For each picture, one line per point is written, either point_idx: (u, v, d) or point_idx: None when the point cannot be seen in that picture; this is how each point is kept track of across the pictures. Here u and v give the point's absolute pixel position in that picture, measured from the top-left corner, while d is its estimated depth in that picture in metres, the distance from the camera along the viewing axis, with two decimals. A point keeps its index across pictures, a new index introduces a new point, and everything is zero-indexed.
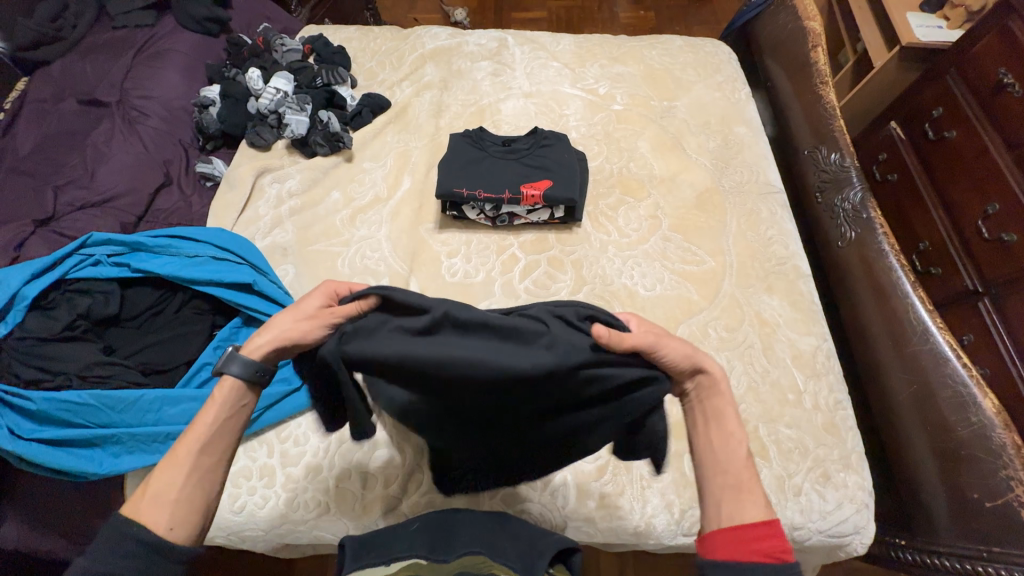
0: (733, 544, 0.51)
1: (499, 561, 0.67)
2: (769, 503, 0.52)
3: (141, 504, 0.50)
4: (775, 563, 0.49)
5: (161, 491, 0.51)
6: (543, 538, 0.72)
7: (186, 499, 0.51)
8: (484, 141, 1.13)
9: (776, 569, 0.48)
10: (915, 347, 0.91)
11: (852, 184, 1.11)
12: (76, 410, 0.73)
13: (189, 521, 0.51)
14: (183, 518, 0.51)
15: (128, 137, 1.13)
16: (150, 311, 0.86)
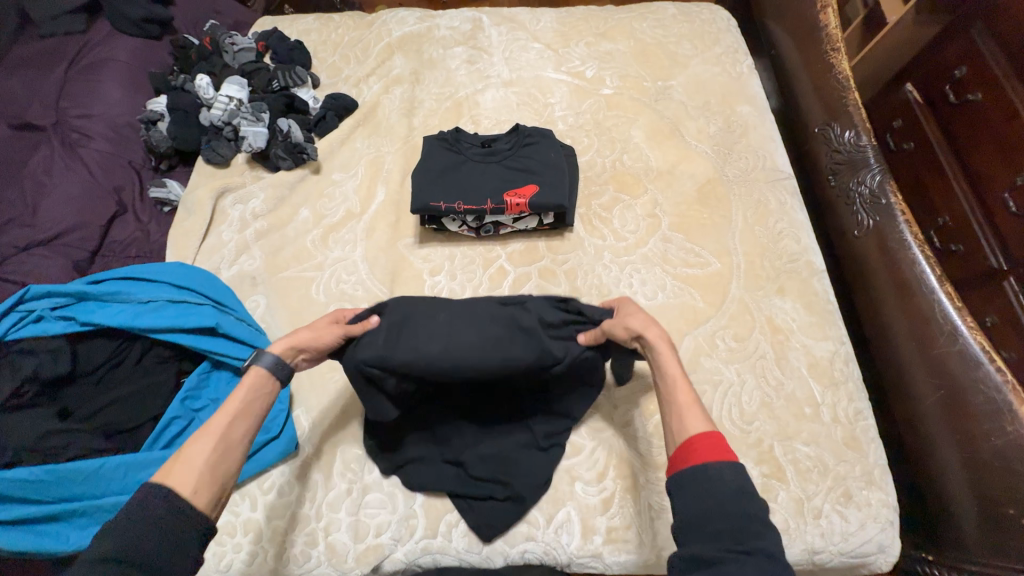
0: (685, 456, 0.57)
1: None
2: (709, 417, 0.60)
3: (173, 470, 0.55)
4: (721, 461, 0.55)
5: (192, 458, 0.56)
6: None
7: (210, 467, 0.56)
8: (461, 143, 1.02)
9: (721, 465, 0.55)
10: (942, 349, 0.83)
11: (870, 165, 1.00)
12: (31, 487, 0.67)
13: (209, 487, 0.55)
14: (205, 484, 0.54)
15: (71, 164, 1.03)
16: (108, 364, 0.78)
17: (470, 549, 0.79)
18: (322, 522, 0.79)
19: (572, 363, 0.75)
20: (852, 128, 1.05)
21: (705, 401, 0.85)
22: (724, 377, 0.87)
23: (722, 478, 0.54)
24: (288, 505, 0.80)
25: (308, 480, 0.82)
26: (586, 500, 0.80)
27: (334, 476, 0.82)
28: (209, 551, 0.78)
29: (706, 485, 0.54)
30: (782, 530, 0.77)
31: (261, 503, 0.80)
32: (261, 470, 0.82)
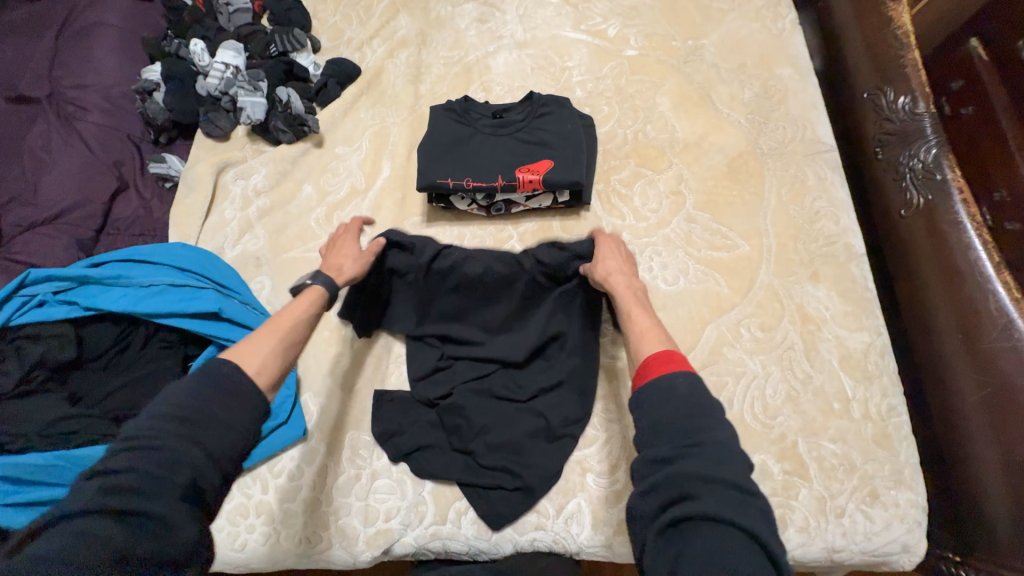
0: (647, 372, 0.59)
1: None
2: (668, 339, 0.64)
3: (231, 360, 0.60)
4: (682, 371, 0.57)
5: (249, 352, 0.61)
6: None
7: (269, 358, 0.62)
8: (471, 113, 0.95)
9: (680, 373, 0.57)
10: (992, 344, 0.77)
11: (925, 137, 0.90)
12: (44, 472, 0.68)
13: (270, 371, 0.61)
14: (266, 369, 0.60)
15: (68, 138, 0.99)
16: (114, 349, 0.78)
17: (479, 536, 0.78)
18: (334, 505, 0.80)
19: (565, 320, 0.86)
20: (909, 92, 0.94)
21: (726, 394, 0.81)
22: (747, 369, 0.82)
23: (675, 386, 0.56)
24: (298, 489, 0.81)
25: (317, 465, 0.82)
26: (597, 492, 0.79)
27: (344, 461, 0.82)
28: (224, 531, 0.79)
29: (656, 393, 0.56)
30: (801, 528, 0.74)
31: (272, 486, 0.81)
32: (271, 454, 0.82)
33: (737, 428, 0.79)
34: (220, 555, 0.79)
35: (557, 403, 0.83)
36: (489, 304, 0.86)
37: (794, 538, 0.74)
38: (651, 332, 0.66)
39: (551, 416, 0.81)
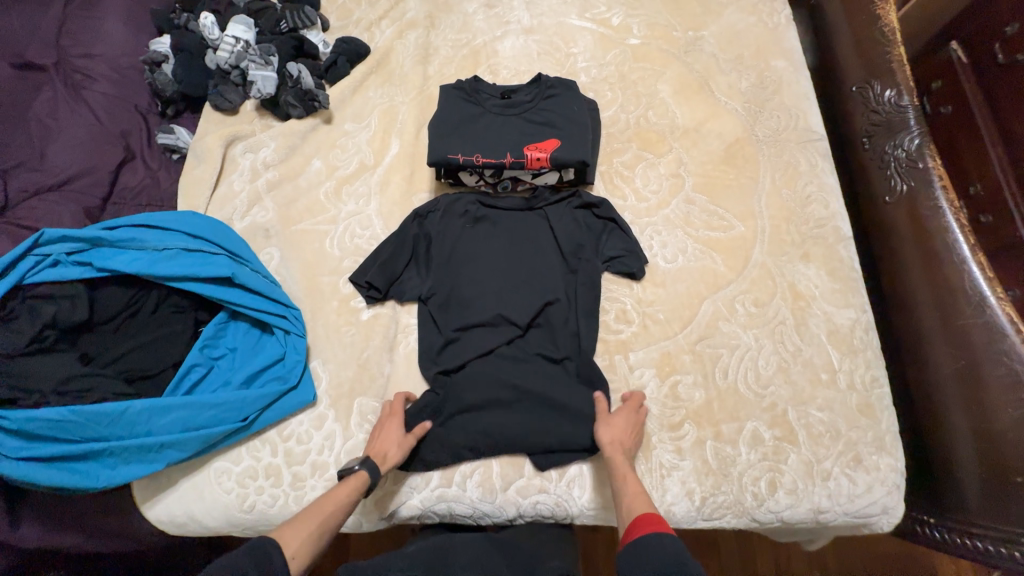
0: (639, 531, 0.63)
1: None
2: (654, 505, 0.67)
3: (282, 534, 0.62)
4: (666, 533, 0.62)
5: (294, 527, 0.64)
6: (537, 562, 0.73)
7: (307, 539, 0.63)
8: (480, 93, 0.97)
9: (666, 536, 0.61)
10: (966, 320, 0.82)
11: (908, 128, 0.96)
12: (60, 427, 0.69)
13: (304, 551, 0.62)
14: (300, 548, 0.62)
15: (75, 106, 0.99)
16: (125, 312, 0.79)
17: (484, 499, 0.81)
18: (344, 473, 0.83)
19: (569, 289, 0.90)
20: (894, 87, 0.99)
21: (721, 364, 0.85)
22: (741, 341, 0.86)
23: (665, 548, 0.59)
24: (307, 453, 0.82)
25: (326, 429, 0.84)
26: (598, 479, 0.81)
27: (353, 426, 0.84)
28: (233, 492, 0.81)
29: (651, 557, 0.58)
30: (790, 490, 0.79)
31: (281, 450, 0.82)
32: (280, 418, 0.83)
33: (731, 397, 0.83)
34: (228, 515, 0.81)
35: (560, 373, 0.85)
36: (497, 273, 0.91)
37: (783, 499, 0.79)
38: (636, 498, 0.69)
39: (555, 385, 0.84)
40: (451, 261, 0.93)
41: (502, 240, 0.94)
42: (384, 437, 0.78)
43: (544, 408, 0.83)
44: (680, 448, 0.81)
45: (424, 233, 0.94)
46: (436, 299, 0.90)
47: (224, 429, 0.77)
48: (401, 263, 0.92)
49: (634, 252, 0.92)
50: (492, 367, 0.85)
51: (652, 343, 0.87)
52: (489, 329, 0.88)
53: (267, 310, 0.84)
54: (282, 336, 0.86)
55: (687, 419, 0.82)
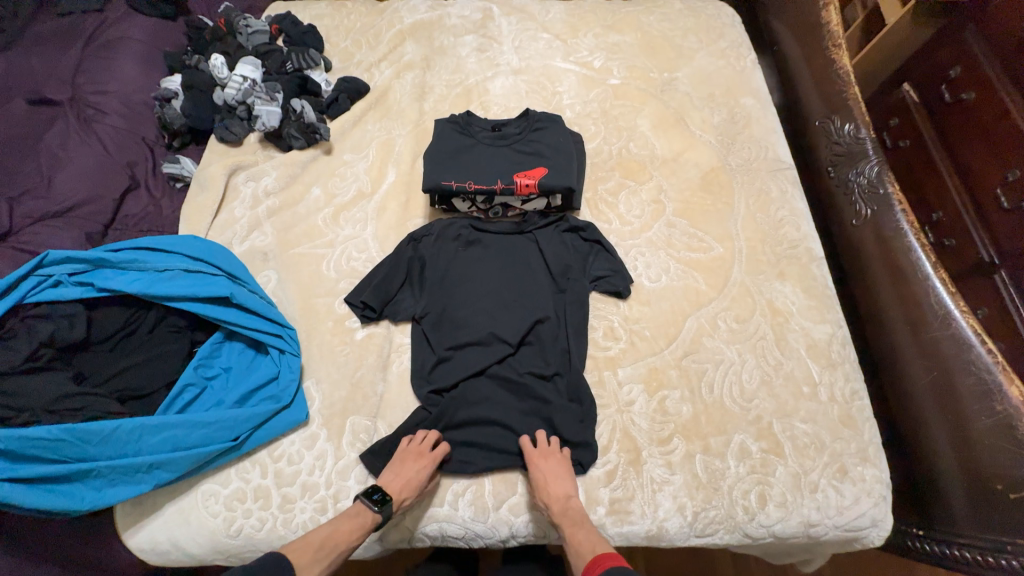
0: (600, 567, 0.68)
1: None
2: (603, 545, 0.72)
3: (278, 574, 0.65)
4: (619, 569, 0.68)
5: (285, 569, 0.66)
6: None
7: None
8: (472, 126, 1.04)
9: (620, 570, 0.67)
10: (935, 333, 0.86)
11: (868, 157, 1.03)
12: (48, 446, 0.68)
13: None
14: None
15: (85, 138, 1.03)
16: (122, 332, 0.80)
17: (475, 520, 0.80)
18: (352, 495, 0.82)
19: (559, 308, 0.94)
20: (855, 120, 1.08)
21: (707, 378, 0.88)
22: (725, 356, 0.89)
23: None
24: (297, 474, 0.82)
25: (317, 449, 0.83)
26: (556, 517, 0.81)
27: (344, 446, 0.84)
28: (220, 516, 0.79)
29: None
30: (779, 503, 0.80)
31: (271, 471, 0.82)
32: (272, 438, 0.83)
33: (718, 410, 0.85)
34: (214, 541, 0.79)
35: (551, 389, 0.87)
36: (488, 294, 0.94)
37: (773, 512, 0.79)
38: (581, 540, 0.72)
39: (546, 402, 0.85)
40: (445, 282, 0.96)
41: (494, 262, 0.98)
42: (407, 478, 0.76)
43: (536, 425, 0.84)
44: (670, 463, 0.82)
45: (418, 256, 0.97)
46: (430, 319, 0.93)
47: (214, 449, 0.77)
48: (396, 284, 0.95)
49: (620, 272, 0.96)
50: (484, 384, 0.87)
51: (640, 359, 0.90)
52: (481, 347, 0.90)
53: (263, 329, 0.86)
54: (276, 355, 0.87)
55: (676, 433, 0.84)
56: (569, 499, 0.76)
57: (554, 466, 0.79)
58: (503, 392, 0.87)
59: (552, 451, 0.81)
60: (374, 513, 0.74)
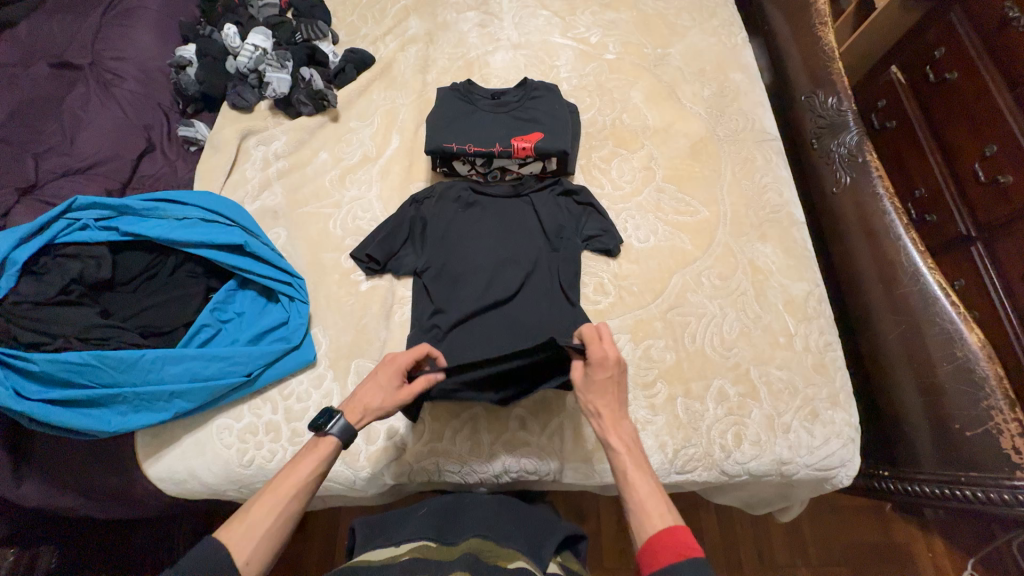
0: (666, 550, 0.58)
1: (506, 544, 0.65)
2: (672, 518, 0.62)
3: (233, 533, 0.60)
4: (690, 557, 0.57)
5: (251, 526, 0.61)
6: (550, 529, 0.71)
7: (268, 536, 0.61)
8: (473, 94, 1.10)
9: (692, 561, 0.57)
10: (905, 289, 0.92)
11: (849, 128, 1.09)
12: (79, 370, 0.75)
13: (260, 554, 0.60)
14: (255, 554, 0.60)
15: (105, 101, 1.09)
16: (144, 274, 0.87)
17: (472, 454, 0.87)
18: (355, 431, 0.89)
19: (551, 262, 0.99)
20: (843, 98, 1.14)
21: (690, 330, 0.94)
22: (707, 310, 0.95)
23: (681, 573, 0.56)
24: (306, 410, 0.87)
25: (325, 389, 0.89)
26: (576, 429, 0.88)
27: (349, 385, 0.90)
28: (233, 448, 0.85)
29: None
30: (754, 442, 0.86)
31: (281, 407, 0.88)
32: (282, 377, 0.89)
33: (699, 358, 0.91)
34: (228, 470, 0.85)
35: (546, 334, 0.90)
36: (483, 251, 0.99)
37: (749, 450, 0.85)
38: (654, 505, 0.63)
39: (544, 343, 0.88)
40: (443, 240, 1.01)
41: (491, 223, 1.03)
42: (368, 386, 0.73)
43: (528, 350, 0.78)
44: (653, 405, 0.88)
45: (420, 217, 1.02)
46: (429, 274, 0.98)
47: (229, 382, 0.83)
48: (397, 241, 1.00)
49: (610, 231, 1.02)
50: (482, 329, 0.92)
51: (627, 311, 0.96)
52: (479, 296, 0.95)
53: (273, 277, 0.92)
54: (286, 302, 0.93)
55: (659, 378, 0.90)
56: (616, 418, 0.70)
57: (614, 376, 0.71)
58: (499, 336, 0.91)
59: (609, 361, 0.70)
60: (327, 436, 0.68)
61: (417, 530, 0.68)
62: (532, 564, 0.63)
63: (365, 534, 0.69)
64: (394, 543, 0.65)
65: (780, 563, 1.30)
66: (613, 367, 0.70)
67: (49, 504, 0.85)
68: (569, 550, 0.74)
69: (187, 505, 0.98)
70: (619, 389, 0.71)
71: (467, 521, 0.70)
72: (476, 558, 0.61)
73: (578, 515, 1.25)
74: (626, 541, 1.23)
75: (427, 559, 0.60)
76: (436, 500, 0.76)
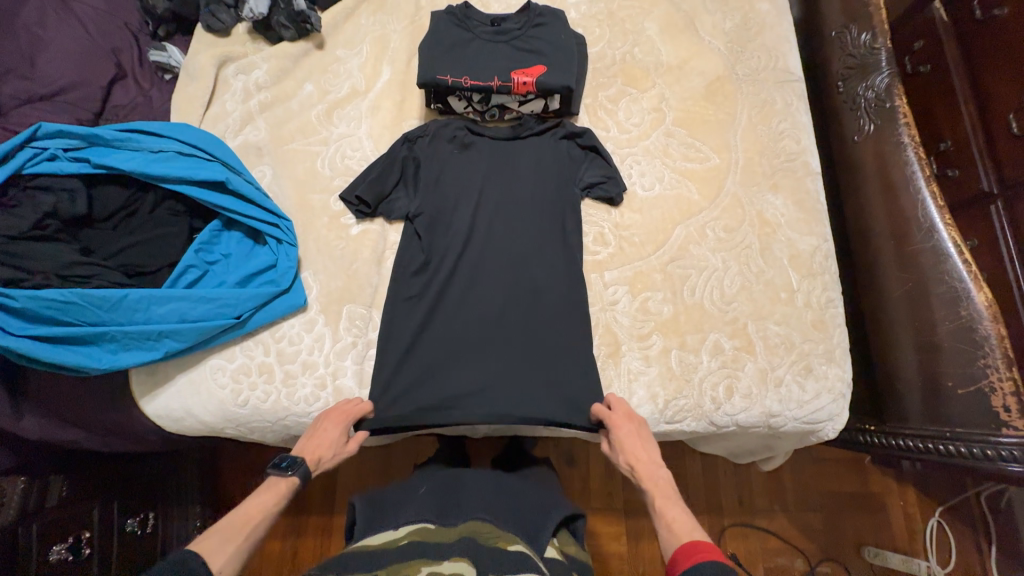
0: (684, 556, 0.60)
1: (505, 530, 0.66)
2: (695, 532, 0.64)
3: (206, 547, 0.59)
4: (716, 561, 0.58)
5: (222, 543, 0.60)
6: (548, 512, 0.72)
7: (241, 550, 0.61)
8: (470, 19, 0.99)
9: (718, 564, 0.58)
10: (917, 245, 0.88)
11: (880, 69, 1.00)
12: (62, 308, 0.74)
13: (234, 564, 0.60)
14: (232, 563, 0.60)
15: (64, 18, 0.99)
16: (123, 211, 0.83)
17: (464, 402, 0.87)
18: (348, 368, 0.87)
19: (547, 209, 0.94)
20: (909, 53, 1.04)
21: (690, 283, 0.91)
22: (710, 263, 0.92)
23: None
24: (298, 353, 0.87)
25: (317, 333, 0.88)
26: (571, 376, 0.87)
27: (341, 330, 0.89)
28: (227, 388, 0.86)
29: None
30: (744, 395, 0.86)
31: (273, 349, 0.87)
32: (273, 321, 0.88)
33: (697, 311, 0.90)
34: (224, 409, 0.86)
35: (542, 304, 0.90)
36: (479, 199, 0.95)
37: (738, 402, 0.86)
38: (683, 524, 0.66)
39: (535, 331, 0.89)
40: (438, 185, 0.96)
41: (487, 167, 0.97)
42: (319, 437, 0.77)
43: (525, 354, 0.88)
44: (647, 356, 0.88)
45: (414, 157, 0.96)
46: (422, 220, 0.93)
47: (219, 324, 0.82)
48: (387, 183, 0.94)
49: (614, 178, 0.96)
50: (476, 299, 0.90)
51: (626, 263, 0.93)
52: (478, 266, 0.92)
53: (259, 219, 0.88)
54: (274, 244, 0.90)
55: (655, 330, 0.89)
56: (648, 462, 0.75)
57: (633, 431, 0.78)
58: (496, 314, 0.90)
59: (631, 419, 0.79)
60: (289, 477, 0.70)
61: (417, 512, 0.69)
62: (530, 550, 0.64)
63: (366, 512, 0.71)
64: (393, 527, 0.66)
65: (758, 508, 1.37)
66: (632, 424, 0.79)
67: (52, 436, 0.86)
68: (566, 527, 0.75)
69: (188, 441, 1.01)
70: (647, 441, 0.78)
71: (467, 505, 0.71)
72: (474, 541, 0.61)
73: (567, 460, 1.29)
74: (613, 484, 1.28)
75: (426, 542, 0.61)
76: (436, 479, 0.78)
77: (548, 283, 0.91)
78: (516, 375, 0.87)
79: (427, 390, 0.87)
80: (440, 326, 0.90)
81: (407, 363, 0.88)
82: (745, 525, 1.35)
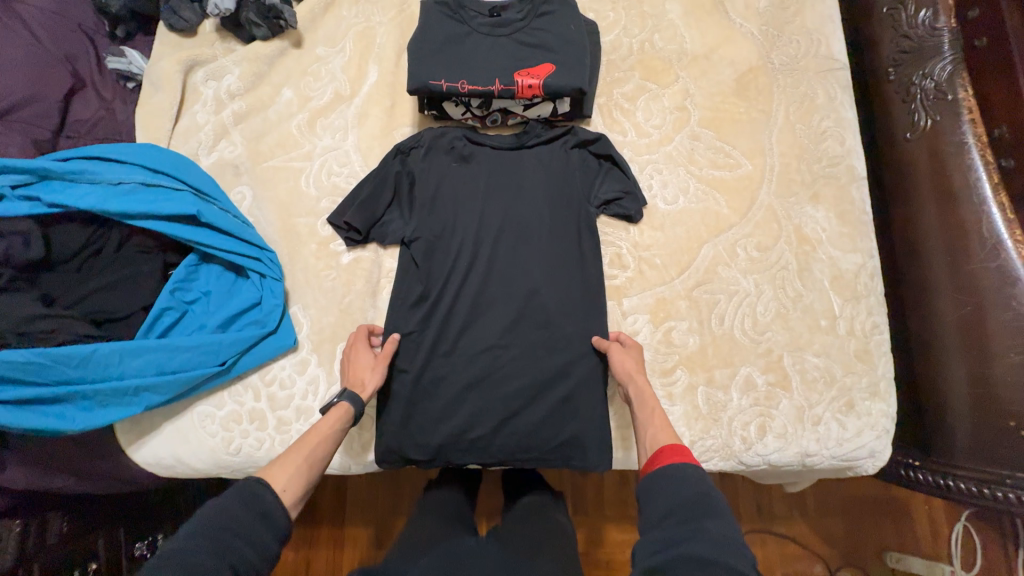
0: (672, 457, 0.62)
1: None
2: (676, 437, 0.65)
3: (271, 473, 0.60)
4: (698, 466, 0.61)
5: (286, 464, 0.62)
6: None
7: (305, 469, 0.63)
8: (466, 9, 0.86)
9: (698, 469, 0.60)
10: (976, 266, 0.78)
11: (941, 53, 0.86)
12: (24, 368, 0.67)
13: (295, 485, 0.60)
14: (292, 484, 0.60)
15: (6, 22, 0.87)
16: (88, 251, 0.75)
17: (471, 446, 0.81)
18: None
19: (558, 228, 0.84)
20: None
21: (718, 311, 0.82)
22: (741, 287, 0.83)
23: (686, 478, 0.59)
24: (290, 398, 0.80)
25: (310, 375, 0.81)
26: (588, 416, 0.80)
27: (336, 371, 0.81)
28: (217, 437, 0.80)
29: (672, 482, 0.59)
30: (779, 434, 0.78)
31: (264, 395, 0.81)
32: (261, 364, 0.81)
33: (726, 343, 0.81)
34: (216, 458, 0.80)
35: (556, 337, 0.81)
36: (483, 217, 0.85)
37: (772, 442, 0.78)
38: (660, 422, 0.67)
39: (548, 368, 0.81)
40: (437, 203, 0.86)
41: (490, 180, 0.87)
42: (356, 365, 0.76)
43: (537, 393, 0.80)
44: (671, 394, 0.79)
45: (408, 172, 0.86)
46: (420, 244, 0.84)
47: (202, 372, 0.75)
48: (378, 204, 0.84)
49: (633, 193, 0.85)
50: (481, 332, 0.82)
51: (647, 288, 0.84)
52: (485, 294, 0.83)
53: (240, 252, 0.80)
54: (258, 279, 0.82)
55: (680, 365, 0.81)
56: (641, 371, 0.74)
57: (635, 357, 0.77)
58: (504, 349, 0.81)
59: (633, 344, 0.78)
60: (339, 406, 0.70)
61: None
62: None
63: None
64: None
65: (776, 514, 1.31)
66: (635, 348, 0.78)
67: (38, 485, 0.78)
68: None
69: None
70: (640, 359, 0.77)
71: None
72: None
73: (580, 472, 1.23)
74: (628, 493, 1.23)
75: None
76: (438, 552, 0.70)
77: (561, 313, 0.82)
78: (533, 417, 0.80)
79: (438, 429, 0.80)
80: (442, 363, 0.82)
81: (408, 407, 0.81)
82: (762, 531, 1.30)
